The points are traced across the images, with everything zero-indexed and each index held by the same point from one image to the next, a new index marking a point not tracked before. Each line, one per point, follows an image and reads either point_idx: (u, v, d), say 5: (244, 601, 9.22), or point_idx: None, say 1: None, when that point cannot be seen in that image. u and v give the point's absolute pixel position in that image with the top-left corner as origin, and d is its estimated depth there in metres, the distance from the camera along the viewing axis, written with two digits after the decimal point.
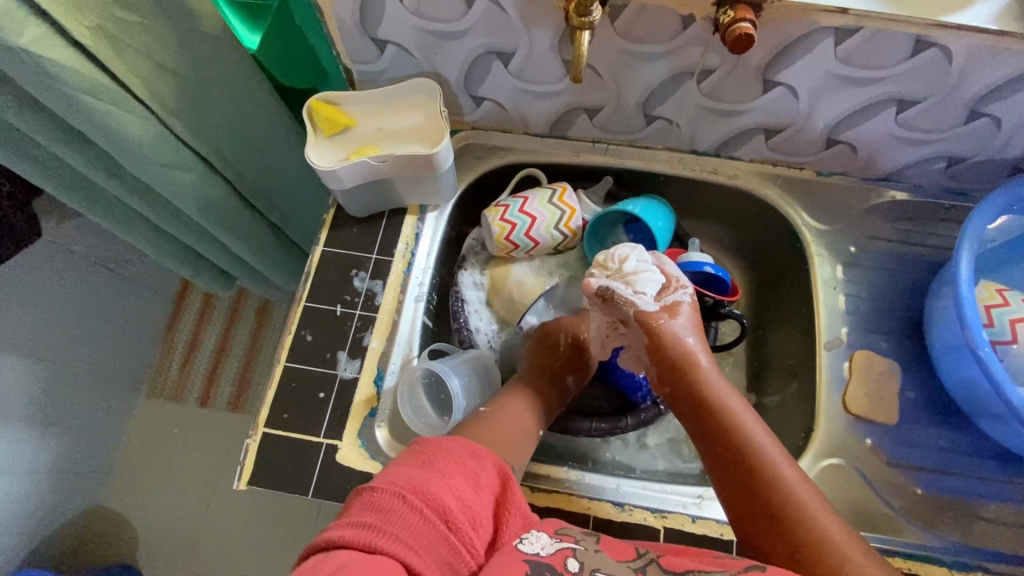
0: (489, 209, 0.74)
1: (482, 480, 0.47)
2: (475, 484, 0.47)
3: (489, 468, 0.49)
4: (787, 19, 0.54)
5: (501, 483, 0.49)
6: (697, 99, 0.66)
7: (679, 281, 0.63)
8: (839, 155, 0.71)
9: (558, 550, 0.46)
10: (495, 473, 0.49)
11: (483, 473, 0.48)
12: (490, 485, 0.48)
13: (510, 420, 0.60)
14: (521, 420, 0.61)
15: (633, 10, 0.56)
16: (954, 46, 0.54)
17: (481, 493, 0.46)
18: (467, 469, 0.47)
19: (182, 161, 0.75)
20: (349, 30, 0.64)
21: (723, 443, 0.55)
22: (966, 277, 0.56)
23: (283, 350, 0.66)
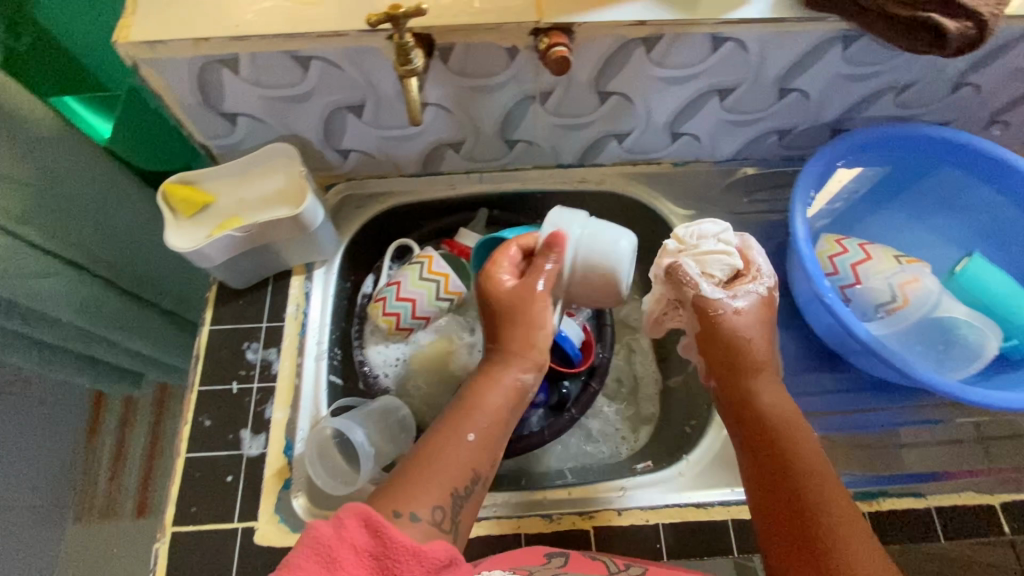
0: (372, 307, 0.74)
1: (340, 550, 0.42)
2: (329, 560, 0.41)
3: (353, 525, 0.43)
4: (597, 37, 0.59)
5: (370, 534, 0.43)
6: (547, 118, 0.71)
7: (757, 270, 0.63)
8: (688, 145, 0.77)
9: None
10: (360, 526, 0.43)
11: (343, 540, 0.42)
12: (360, 545, 0.43)
13: (451, 465, 0.53)
14: (469, 461, 0.55)
15: (461, 50, 0.60)
16: (745, 38, 0.61)
17: (341, 564, 0.41)
18: (317, 545, 0.42)
19: (45, 268, 0.71)
20: (194, 109, 0.64)
21: (761, 441, 0.57)
22: (804, 236, 0.63)
23: (182, 441, 0.63)
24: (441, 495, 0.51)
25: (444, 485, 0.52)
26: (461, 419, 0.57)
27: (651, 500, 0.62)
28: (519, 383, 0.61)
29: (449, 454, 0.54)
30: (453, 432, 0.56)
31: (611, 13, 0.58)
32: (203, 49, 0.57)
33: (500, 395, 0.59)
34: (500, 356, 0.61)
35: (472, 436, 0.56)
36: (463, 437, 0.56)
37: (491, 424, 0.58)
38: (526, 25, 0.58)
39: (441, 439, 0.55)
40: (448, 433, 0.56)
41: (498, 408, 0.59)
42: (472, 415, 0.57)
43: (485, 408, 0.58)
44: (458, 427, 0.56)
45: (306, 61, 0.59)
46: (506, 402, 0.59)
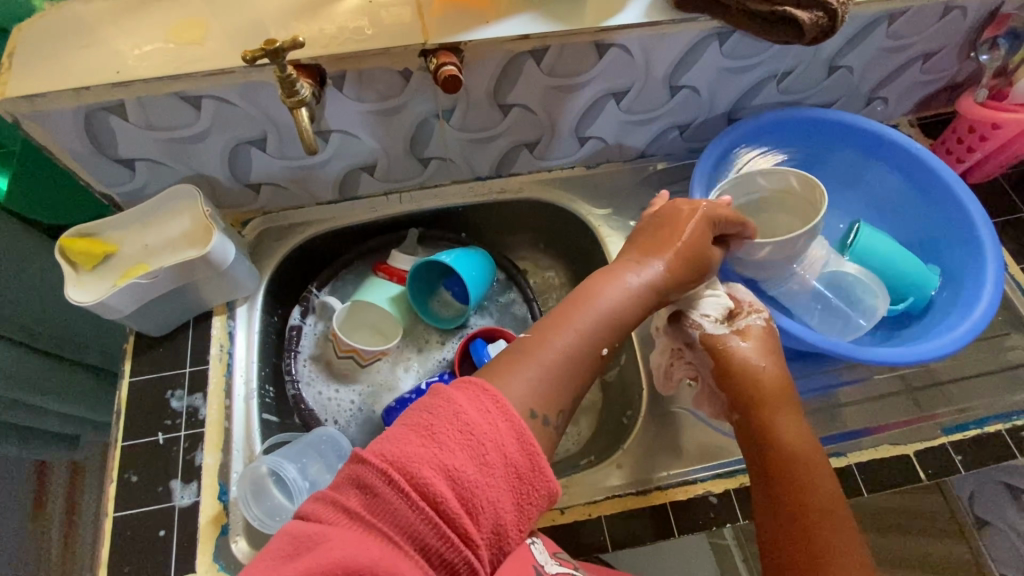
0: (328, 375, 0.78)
1: (509, 447, 0.37)
2: (481, 461, 0.36)
3: (506, 431, 0.38)
4: (485, 53, 0.62)
5: (521, 447, 0.38)
6: (453, 134, 0.72)
7: (750, 305, 0.63)
8: (596, 147, 0.80)
9: (561, 572, 0.51)
10: (511, 433, 0.38)
11: (496, 441, 0.37)
12: (512, 457, 0.37)
13: (574, 367, 0.47)
14: (592, 368, 0.48)
15: (354, 76, 0.60)
16: (627, 42, 0.64)
17: (491, 472, 0.36)
18: (473, 437, 0.37)
19: None
20: (88, 159, 0.63)
21: (770, 452, 0.54)
22: None
23: (108, 501, 0.61)
24: (550, 405, 0.44)
25: (551, 399, 0.44)
26: (585, 316, 0.49)
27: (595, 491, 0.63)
28: (641, 286, 0.54)
29: (554, 355, 0.46)
30: (551, 331, 0.48)
31: (495, 30, 0.60)
32: (87, 98, 0.56)
33: (621, 296, 0.52)
34: (628, 259, 0.56)
35: (605, 349, 0.49)
36: (595, 346, 0.49)
37: (623, 326, 0.51)
38: (414, 48, 0.59)
39: (560, 339, 0.47)
40: (573, 327, 0.48)
41: (619, 307, 0.51)
42: (592, 313, 0.50)
43: (608, 305, 0.51)
44: (561, 336, 0.48)
45: (198, 101, 0.59)
46: (622, 306, 0.51)
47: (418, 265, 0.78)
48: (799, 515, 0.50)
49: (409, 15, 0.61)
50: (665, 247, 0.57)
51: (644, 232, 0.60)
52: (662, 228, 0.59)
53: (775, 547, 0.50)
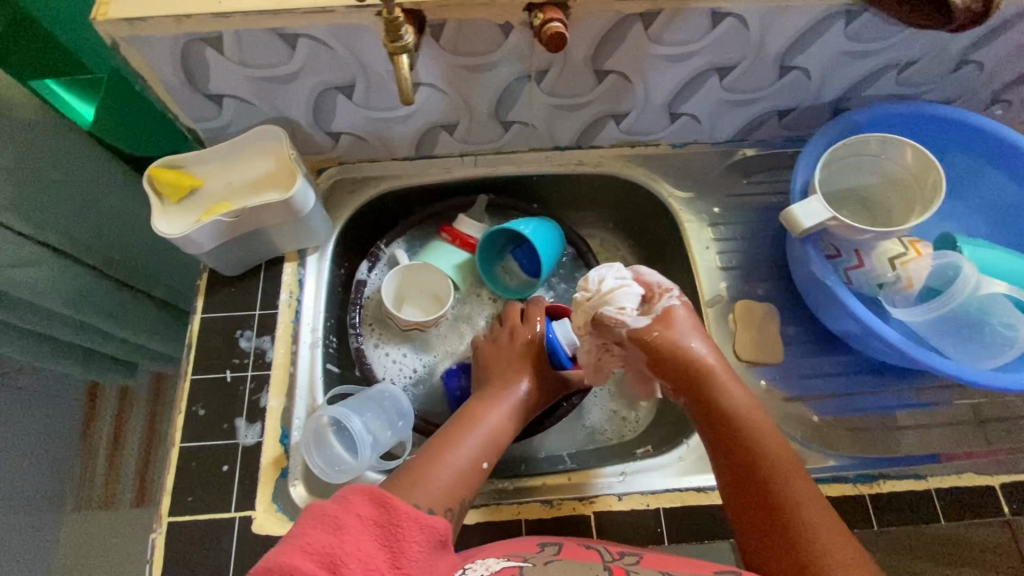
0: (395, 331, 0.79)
1: (347, 519, 0.43)
2: (337, 528, 0.42)
3: (359, 500, 0.44)
4: (593, 12, 0.58)
5: (375, 506, 0.44)
6: (542, 98, 0.69)
7: (662, 288, 0.63)
8: (686, 126, 0.76)
9: (502, 568, 0.47)
10: (365, 500, 0.45)
11: (349, 511, 0.44)
12: (366, 515, 0.44)
13: (458, 469, 0.55)
14: (478, 473, 0.57)
15: (453, 26, 0.58)
16: (746, 13, 0.59)
17: (348, 530, 0.42)
18: (325, 517, 0.43)
19: (31, 257, 0.69)
20: (179, 91, 0.62)
21: (723, 429, 0.56)
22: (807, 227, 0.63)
23: (176, 431, 0.62)
24: (451, 498, 0.53)
25: (452, 488, 0.54)
26: (463, 431, 0.60)
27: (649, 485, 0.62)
28: (517, 400, 0.65)
29: (444, 462, 0.55)
30: (445, 447, 0.57)
31: None
32: (186, 27, 0.55)
33: (499, 416, 0.63)
34: (502, 376, 0.67)
35: (486, 464, 0.58)
36: (475, 454, 0.58)
37: (493, 443, 0.60)
38: (520, 1, 0.56)
39: (440, 453, 0.56)
40: (450, 444, 0.57)
41: (496, 426, 0.62)
42: (472, 430, 0.60)
43: (483, 424, 0.61)
44: (462, 441, 0.58)
45: (294, 40, 0.57)
46: (499, 422, 0.62)
47: (488, 232, 0.77)
48: (763, 491, 0.53)
49: None
50: (529, 369, 0.68)
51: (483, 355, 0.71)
52: (519, 352, 0.69)
53: (752, 528, 0.52)
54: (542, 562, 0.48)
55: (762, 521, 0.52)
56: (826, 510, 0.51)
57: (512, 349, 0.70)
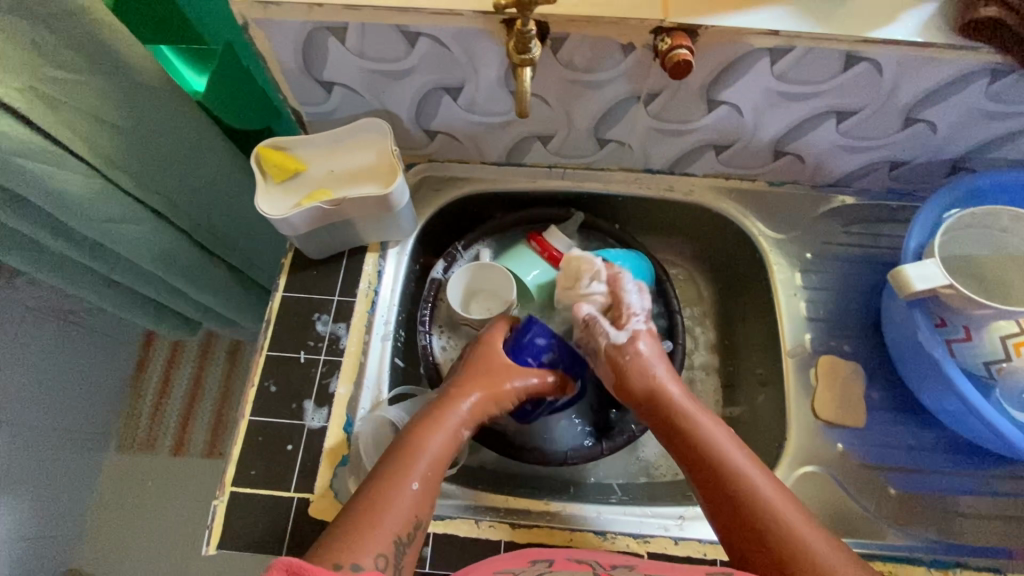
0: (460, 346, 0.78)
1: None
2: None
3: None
4: (721, 41, 0.56)
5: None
6: (646, 121, 0.67)
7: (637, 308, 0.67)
8: (788, 166, 0.73)
9: None
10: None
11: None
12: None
13: (399, 512, 0.52)
14: (411, 510, 0.53)
15: (574, 41, 0.57)
16: (883, 59, 0.56)
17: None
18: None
19: (132, 215, 0.72)
20: (294, 74, 0.64)
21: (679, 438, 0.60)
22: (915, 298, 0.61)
23: (247, 404, 0.64)
24: (386, 542, 0.50)
25: (387, 531, 0.51)
26: (403, 463, 0.55)
27: (707, 534, 0.60)
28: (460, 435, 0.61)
29: (393, 500, 0.53)
30: (381, 485, 0.54)
31: (742, 18, 0.54)
32: (316, 15, 0.56)
33: (441, 443, 0.58)
34: (451, 401, 0.62)
35: (416, 484, 0.55)
36: (407, 484, 0.54)
37: (436, 474, 0.57)
38: (649, 23, 0.54)
39: (377, 492, 0.53)
40: (391, 480, 0.54)
41: (439, 453, 0.58)
42: (415, 460, 0.56)
43: (426, 453, 0.57)
44: (403, 474, 0.55)
45: (414, 38, 0.58)
46: (444, 449, 0.58)
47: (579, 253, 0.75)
48: (726, 497, 0.55)
49: None
50: (478, 392, 0.64)
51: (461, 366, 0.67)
52: (468, 376, 0.65)
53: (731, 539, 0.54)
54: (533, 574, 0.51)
55: (735, 531, 0.54)
56: (786, 493, 0.55)
57: (486, 363, 0.66)
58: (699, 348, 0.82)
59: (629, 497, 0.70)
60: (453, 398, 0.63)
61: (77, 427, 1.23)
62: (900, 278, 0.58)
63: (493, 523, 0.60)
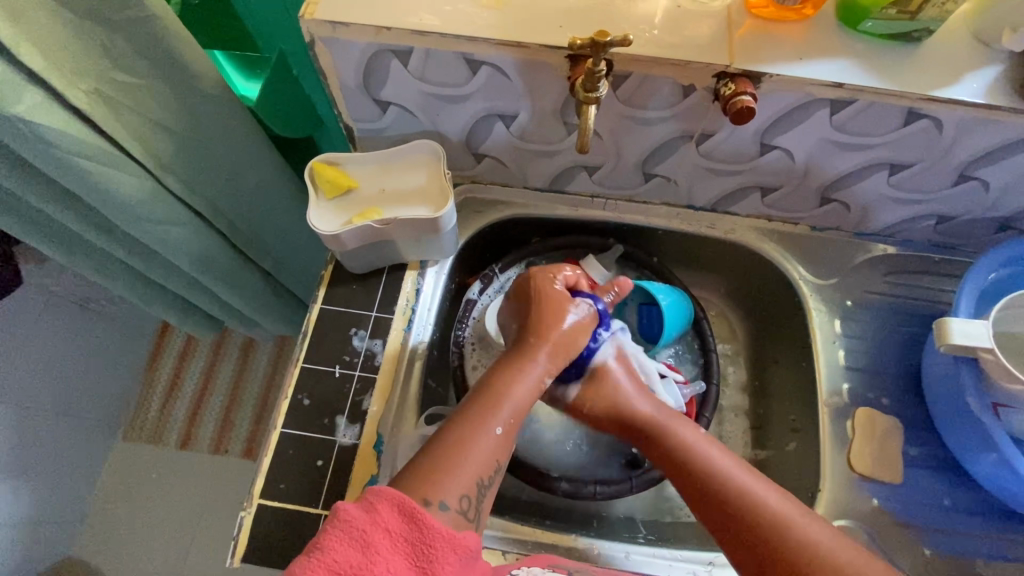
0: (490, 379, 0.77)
1: (374, 535, 0.41)
2: (366, 545, 0.40)
3: (386, 512, 0.42)
4: (784, 89, 0.56)
5: (404, 521, 0.42)
6: (695, 160, 0.67)
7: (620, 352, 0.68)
8: (834, 212, 0.73)
9: None
10: (393, 512, 0.42)
11: (377, 524, 0.41)
12: (395, 531, 0.42)
13: (480, 454, 0.54)
14: (493, 453, 0.55)
15: (636, 79, 0.57)
16: (944, 118, 0.56)
17: (378, 550, 0.40)
18: (353, 531, 0.41)
19: (178, 217, 0.72)
20: (351, 92, 0.64)
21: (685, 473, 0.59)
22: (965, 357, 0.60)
23: (280, 416, 0.63)
24: (467, 484, 0.51)
25: (473, 472, 0.52)
26: (489, 410, 0.57)
27: None
28: (541, 384, 0.61)
29: (474, 444, 0.54)
30: (475, 428, 0.55)
31: (806, 69, 0.54)
32: (384, 38, 0.56)
33: (527, 389, 0.59)
34: (530, 353, 0.61)
35: (498, 429, 0.56)
36: (491, 429, 0.55)
37: (515, 421, 0.58)
38: (714, 67, 0.55)
39: (462, 436, 0.54)
40: (478, 423, 0.55)
41: (524, 401, 0.59)
42: (500, 406, 0.57)
43: (512, 404, 0.58)
44: (486, 419, 0.56)
45: (477, 66, 0.58)
46: (527, 402, 0.59)
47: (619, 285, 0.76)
48: (721, 508, 0.56)
49: (715, 29, 0.56)
50: (555, 350, 0.62)
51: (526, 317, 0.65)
52: (544, 330, 0.63)
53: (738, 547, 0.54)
54: None
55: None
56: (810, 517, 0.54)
57: (542, 316, 0.63)
58: (729, 387, 0.82)
59: (655, 536, 0.69)
60: (531, 346, 0.62)
61: (86, 415, 1.18)
62: (943, 328, 0.56)
63: (520, 556, 0.61)
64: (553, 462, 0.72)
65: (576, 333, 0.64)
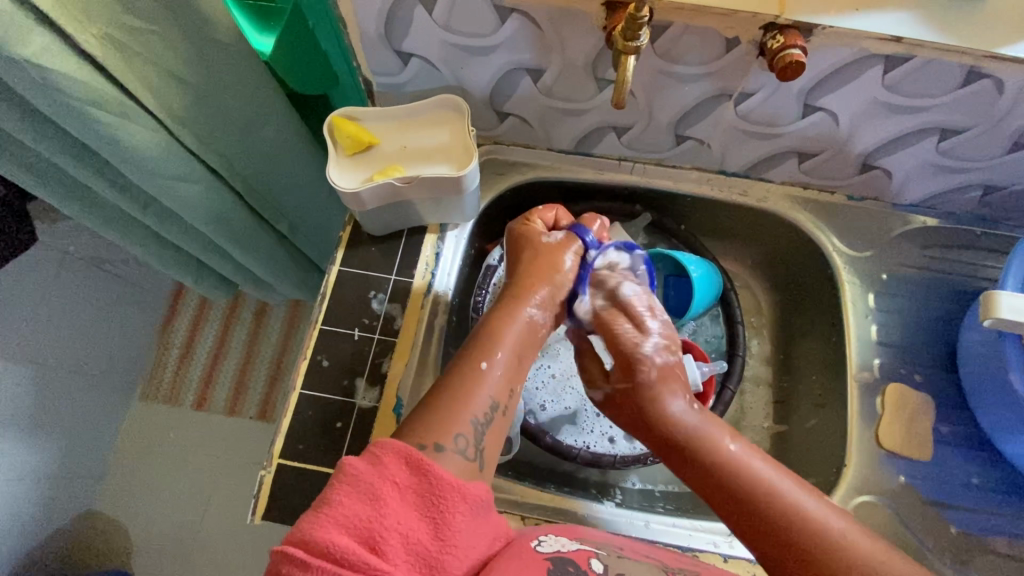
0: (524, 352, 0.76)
1: (383, 487, 0.39)
2: (374, 497, 0.39)
3: (393, 464, 0.40)
4: (835, 44, 0.52)
5: (412, 471, 0.40)
6: (732, 122, 0.64)
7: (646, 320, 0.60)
8: (874, 181, 0.69)
9: (578, 550, 0.49)
10: (400, 463, 0.40)
11: (385, 477, 0.40)
12: (402, 481, 0.40)
13: (478, 393, 0.50)
14: (485, 390, 0.50)
15: (676, 30, 0.53)
16: (1006, 78, 0.52)
17: (387, 501, 0.39)
18: (360, 483, 0.39)
19: (192, 172, 0.70)
20: (371, 40, 0.62)
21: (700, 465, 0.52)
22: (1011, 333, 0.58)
23: (299, 376, 0.63)
24: (466, 423, 0.48)
25: (466, 412, 0.48)
26: (479, 347, 0.53)
27: None
28: (532, 318, 0.57)
29: (470, 388, 0.50)
30: (469, 365, 0.51)
31: (861, 21, 0.51)
32: None
33: (519, 330, 0.55)
34: (517, 290, 0.58)
35: (488, 364, 0.52)
36: (477, 364, 0.52)
37: (512, 358, 0.53)
38: (762, 18, 0.51)
39: (460, 375, 0.51)
40: (462, 365, 0.52)
41: (518, 340, 0.54)
42: (493, 343, 0.53)
43: (502, 341, 0.54)
44: (476, 354, 0.52)
45: (506, 14, 0.55)
46: (519, 337, 0.55)
47: (649, 252, 0.75)
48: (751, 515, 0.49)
49: None
50: (542, 283, 0.58)
51: (513, 262, 0.62)
52: (531, 262, 0.60)
53: None
54: (615, 553, 0.50)
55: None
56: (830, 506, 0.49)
57: (529, 245, 0.61)
58: (753, 359, 0.79)
59: (674, 507, 0.69)
60: (523, 288, 0.58)
61: (102, 373, 1.19)
62: (987, 298, 0.53)
63: (539, 521, 0.61)
64: (571, 433, 0.71)
65: (558, 257, 0.61)
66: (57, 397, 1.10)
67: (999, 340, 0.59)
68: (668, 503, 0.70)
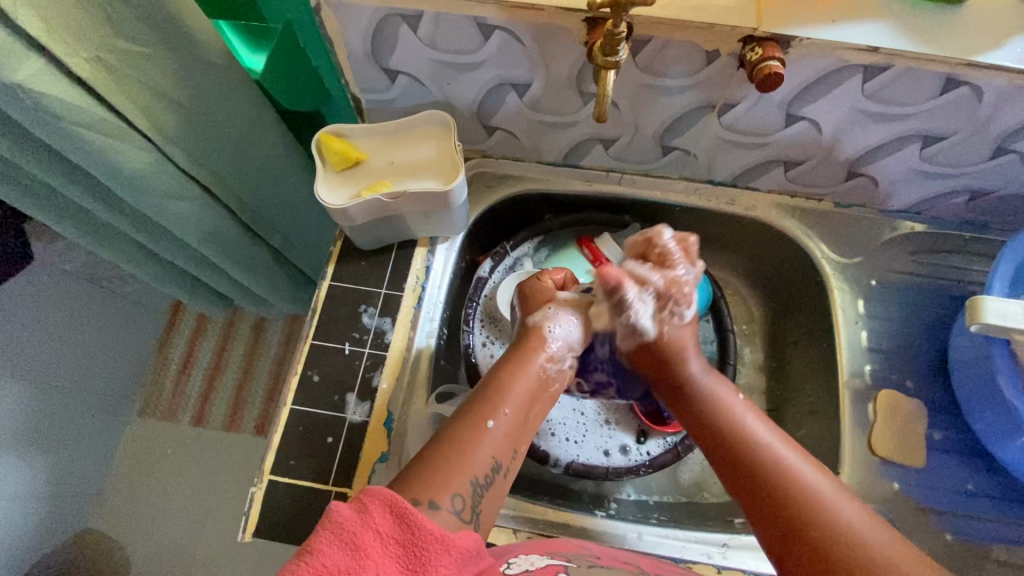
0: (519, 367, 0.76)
1: (365, 537, 0.38)
2: (355, 547, 0.38)
3: (377, 513, 0.39)
4: (814, 55, 0.53)
5: (396, 521, 0.39)
6: (717, 132, 0.64)
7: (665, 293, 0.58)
8: (861, 188, 0.70)
9: (546, 565, 0.48)
10: (385, 513, 0.40)
11: (368, 527, 0.39)
12: (385, 532, 0.39)
13: (480, 453, 0.50)
14: (493, 451, 0.51)
15: (657, 45, 0.54)
16: (984, 86, 0.53)
17: (368, 553, 0.38)
18: (342, 532, 0.38)
19: (184, 190, 0.70)
20: (359, 59, 0.63)
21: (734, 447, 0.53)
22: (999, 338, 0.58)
23: (290, 392, 0.63)
24: (464, 483, 0.48)
25: (466, 473, 0.48)
26: (487, 405, 0.53)
27: (751, 565, 0.58)
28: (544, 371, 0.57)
29: (474, 444, 0.50)
30: (480, 427, 0.52)
31: (838, 32, 0.51)
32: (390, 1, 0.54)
33: (528, 383, 0.56)
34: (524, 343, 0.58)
35: (493, 422, 0.52)
36: (485, 425, 0.52)
37: (517, 415, 0.54)
38: (740, 31, 0.51)
39: (459, 432, 0.51)
40: (471, 420, 0.52)
41: (526, 396, 0.55)
42: (498, 402, 0.53)
43: (509, 396, 0.54)
44: (485, 410, 0.53)
45: (489, 31, 0.56)
46: (528, 392, 0.55)
47: None
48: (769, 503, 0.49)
49: None
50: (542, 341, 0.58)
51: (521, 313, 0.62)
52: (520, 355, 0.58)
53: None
54: (585, 564, 0.49)
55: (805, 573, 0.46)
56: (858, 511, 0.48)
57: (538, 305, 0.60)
58: (746, 367, 0.80)
59: (668, 518, 0.68)
60: (532, 351, 0.58)
61: (99, 391, 1.19)
62: (974, 302, 0.53)
63: (530, 534, 0.60)
64: (564, 444, 0.71)
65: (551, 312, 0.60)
66: (54, 417, 1.10)
67: (987, 346, 0.59)
68: (663, 513, 0.70)
